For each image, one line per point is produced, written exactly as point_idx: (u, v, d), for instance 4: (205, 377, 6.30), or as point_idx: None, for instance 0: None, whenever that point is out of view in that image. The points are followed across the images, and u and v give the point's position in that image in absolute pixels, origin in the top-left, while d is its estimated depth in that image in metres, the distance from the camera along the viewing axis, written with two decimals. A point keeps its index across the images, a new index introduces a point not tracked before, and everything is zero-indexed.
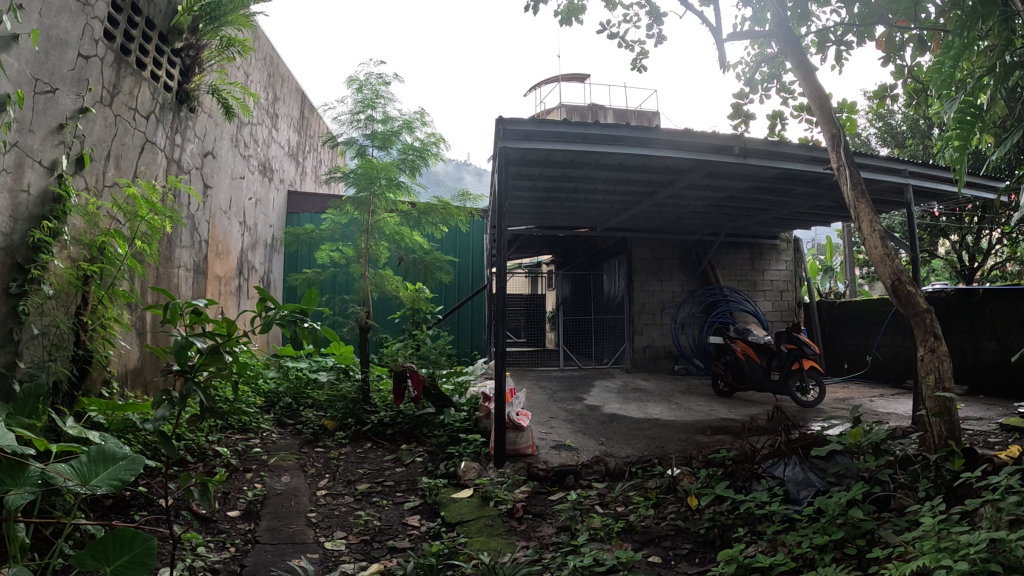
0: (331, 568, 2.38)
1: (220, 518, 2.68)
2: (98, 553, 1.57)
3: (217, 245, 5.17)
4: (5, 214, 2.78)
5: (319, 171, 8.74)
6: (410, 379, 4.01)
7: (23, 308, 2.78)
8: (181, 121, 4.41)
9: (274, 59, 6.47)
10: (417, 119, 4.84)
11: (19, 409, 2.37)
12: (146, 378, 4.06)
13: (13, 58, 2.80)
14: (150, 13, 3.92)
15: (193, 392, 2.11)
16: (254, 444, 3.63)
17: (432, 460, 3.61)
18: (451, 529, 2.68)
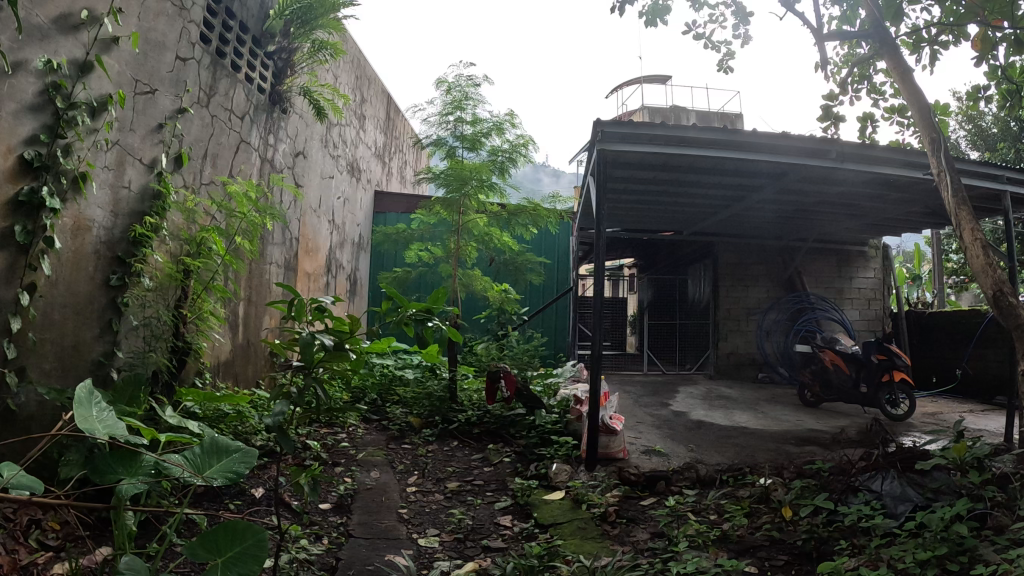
0: (429, 565, 2.60)
1: (314, 510, 3.06)
2: (209, 544, 1.76)
3: (307, 243, 5.57)
4: (105, 209, 3.00)
5: (404, 172, 8.91)
6: (504, 380, 4.25)
7: (124, 300, 3.04)
8: (274, 122, 4.60)
9: (362, 60, 6.55)
10: (507, 121, 4.97)
11: (119, 397, 2.56)
12: (235, 371, 4.47)
13: (114, 60, 2.93)
14: (244, 17, 4.05)
15: (311, 386, 2.51)
16: (342, 438, 4.14)
17: (521, 460, 3.81)
18: (545, 530, 2.81)
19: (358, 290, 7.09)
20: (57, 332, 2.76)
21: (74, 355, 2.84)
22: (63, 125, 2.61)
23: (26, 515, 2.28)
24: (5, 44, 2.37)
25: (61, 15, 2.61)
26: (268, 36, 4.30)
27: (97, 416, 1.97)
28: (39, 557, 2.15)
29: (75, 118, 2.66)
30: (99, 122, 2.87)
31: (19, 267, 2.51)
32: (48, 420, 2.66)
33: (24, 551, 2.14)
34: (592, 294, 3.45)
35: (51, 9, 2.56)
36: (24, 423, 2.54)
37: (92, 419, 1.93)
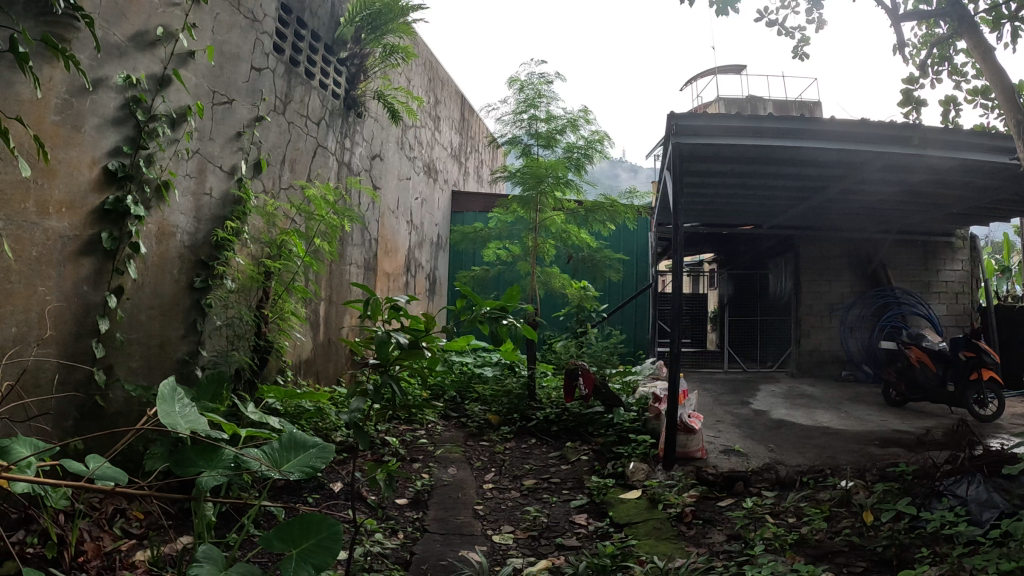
0: (501, 561, 2.63)
1: (391, 505, 3.14)
2: (284, 536, 1.87)
3: (387, 244, 5.70)
4: (189, 215, 3.16)
5: (481, 172, 8.98)
6: (582, 377, 4.18)
7: (207, 301, 3.19)
8: (350, 126, 4.73)
9: (434, 63, 6.64)
10: (581, 117, 4.91)
11: (203, 394, 2.68)
12: (317, 368, 4.63)
13: (191, 73, 3.07)
14: (316, 26, 4.17)
15: (388, 383, 2.52)
16: (422, 436, 4.24)
17: (598, 458, 3.76)
18: (620, 530, 2.79)
19: (438, 289, 7.20)
20: (143, 333, 2.92)
21: (159, 354, 3.00)
22: (144, 137, 2.76)
23: (112, 504, 2.44)
24: (85, 63, 2.53)
25: (137, 33, 2.74)
26: (340, 44, 4.42)
27: (180, 412, 2.06)
28: (122, 545, 2.29)
29: (155, 130, 2.80)
30: (179, 132, 3.02)
31: (107, 271, 2.68)
32: (135, 415, 2.82)
33: (108, 538, 2.29)
34: (671, 291, 3.39)
35: (127, 27, 2.70)
36: (112, 418, 2.71)
37: (176, 415, 2.02)
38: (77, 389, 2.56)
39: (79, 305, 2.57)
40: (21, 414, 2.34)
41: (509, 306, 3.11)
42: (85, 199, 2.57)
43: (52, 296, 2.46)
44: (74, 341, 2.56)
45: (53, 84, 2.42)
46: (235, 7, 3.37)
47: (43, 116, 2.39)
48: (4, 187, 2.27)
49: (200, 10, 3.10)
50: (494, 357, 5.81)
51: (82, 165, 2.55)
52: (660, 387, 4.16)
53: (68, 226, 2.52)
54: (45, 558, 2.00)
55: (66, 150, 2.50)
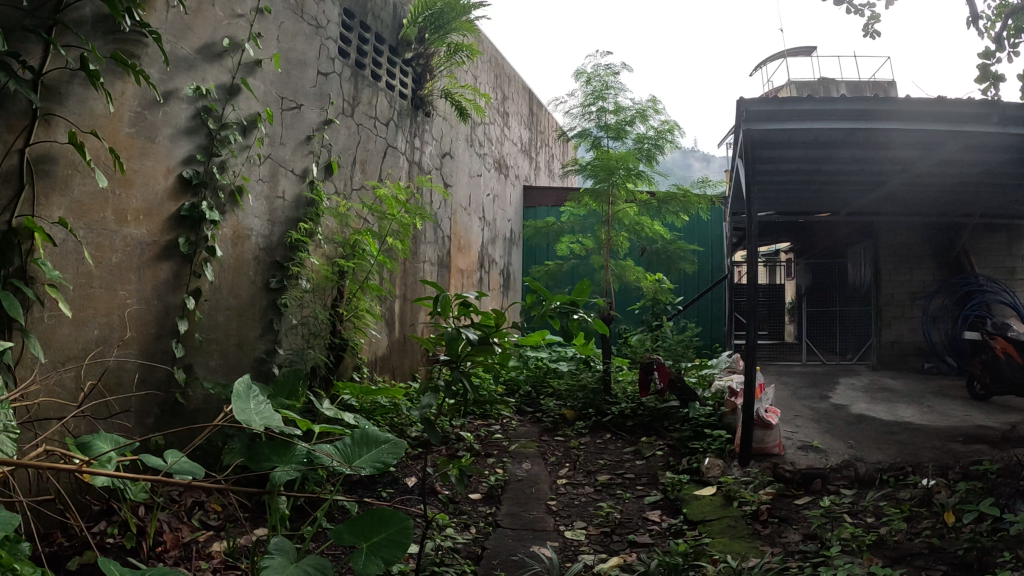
0: (573, 557, 2.62)
1: (464, 500, 3.17)
2: (355, 529, 1.93)
3: (460, 240, 5.76)
4: (263, 218, 3.27)
5: (552, 166, 8.95)
6: (657, 372, 4.15)
7: (283, 301, 3.31)
8: (419, 125, 4.79)
9: (500, 59, 6.66)
10: (650, 107, 4.83)
11: (280, 390, 2.74)
12: (394, 365, 4.73)
13: (259, 81, 3.18)
14: (379, 29, 4.23)
15: (459, 379, 2.56)
16: (497, 431, 4.26)
17: (673, 454, 3.69)
18: (694, 527, 2.73)
19: (512, 285, 7.23)
20: (222, 333, 3.05)
21: (238, 353, 3.12)
22: (216, 144, 2.88)
23: (191, 497, 2.56)
24: (156, 77, 2.65)
25: (205, 45, 2.86)
26: (405, 45, 4.49)
27: (255, 408, 2.15)
28: (199, 536, 2.39)
29: (227, 137, 2.92)
30: (251, 138, 3.14)
31: (185, 274, 2.80)
32: (213, 412, 2.94)
33: (187, 529, 2.40)
34: (748, 281, 3.11)
35: (194, 40, 2.81)
36: (193, 414, 2.84)
37: (250, 411, 2.11)
38: (158, 388, 2.69)
39: (158, 308, 2.70)
40: (105, 411, 2.48)
41: (580, 302, 3.06)
42: (162, 207, 2.70)
43: (132, 300, 2.60)
44: (155, 342, 2.69)
45: (125, 97, 2.54)
46: (299, 15, 3.46)
47: (117, 129, 2.52)
48: (83, 198, 2.40)
49: (264, 19, 3.20)
50: (569, 352, 5.79)
51: (157, 174, 2.68)
52: (734, 381, 4.03)
53: (146, 233, 2.65)
54: (123, 548, 2.12)
55: (141, 161, 2.62)
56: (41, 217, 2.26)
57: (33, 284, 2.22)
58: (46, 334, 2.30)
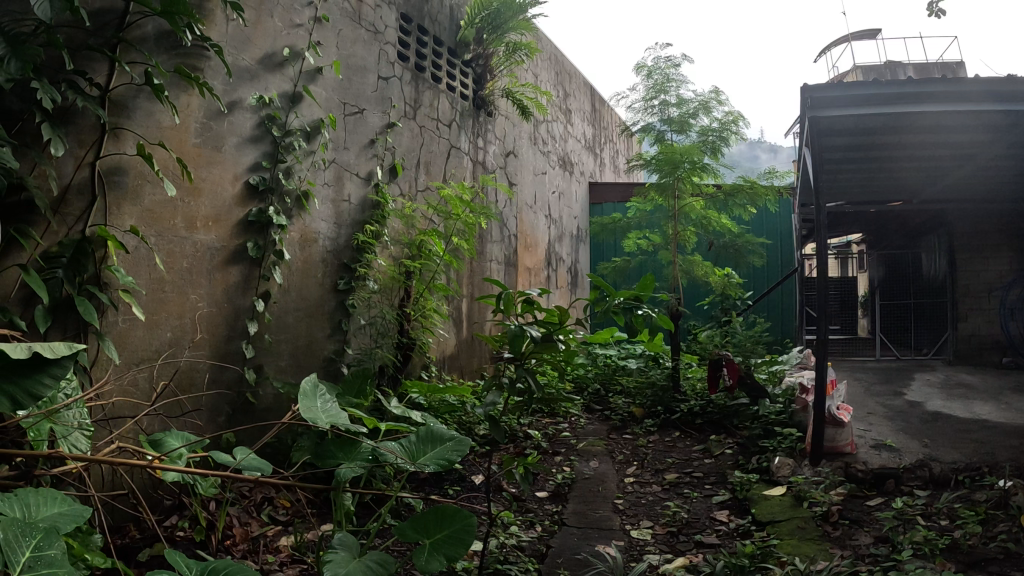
0: (638, 557, 2.58)
1: (531, 498, 3.17)
2: (418, 526, 1.97)
3: (526, 239, 5.78)
4: (329, 221, 3.35)
5: (617, 161, 8.86)
6: (726, 368, 4.09)
7: (351, 302, 3.38)
8: (481, 125, 4.83)
9: (560, 57, 6.63)
10: (713, 98, 4.73)
11: (348, 389, 2.78)
12: (462, 364, 4.77)
13: (321, 88, 3.26)
14: (437, 31, 4.27)
15: (524, 376, 2.57)
16: (565, 428, 4.25)
17: (743, 452, 3.59)
18: (763, 528, 2.66)
19: (579, 282, 7.19)
20: (291, 334, 3.14)
21: (307, 353, 3.21)
22: (281, 151, 2.98)
23: (260, 493, 2.65)
24: (219, 88, 2.75)
25: (266, 55, 2.95)
26: (464, 46, 4.53)
27: (321, 407, 2.21)
28: (268, 530, 2.47)
29: (291, 144, 3.01)
30: (315, 144, 3.22)
31: (254, 277, 2.91)
32: (283, 410, 3.04)
33: (256, 524, 2.49)
34: (817, 274, 3.01)
35: (255, 51, 2.90)
36: (263, 413, 2.94)
37: (316, 410, 2.17)
38: (229, 387, 2.80)
39: (229, 310, 2.81)
40: (178, 409, 2.60)
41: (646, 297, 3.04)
42: (231, 213, 2.81)
43: (203, 303, 2.71)
44: (227, 343, 2.80)
45: (190, 109, 2.65)
46: (357, 21, 3.53)
47: (184, 140, 2.63)
48: (153, 207, 2.52)
49: (324, 28, 3.28)
50: (638, 349, 5.72)
51: (225, 182, 2.78)
52: (806, 377, 3.90)
53: (216, 239, 2.76)
54: (193, 541, 2.22)
55: (208, 169, 2.73)
56: (114, 226, 2.39)
57: (107, 290, 2.35)
58: (120, 337, 2.42)
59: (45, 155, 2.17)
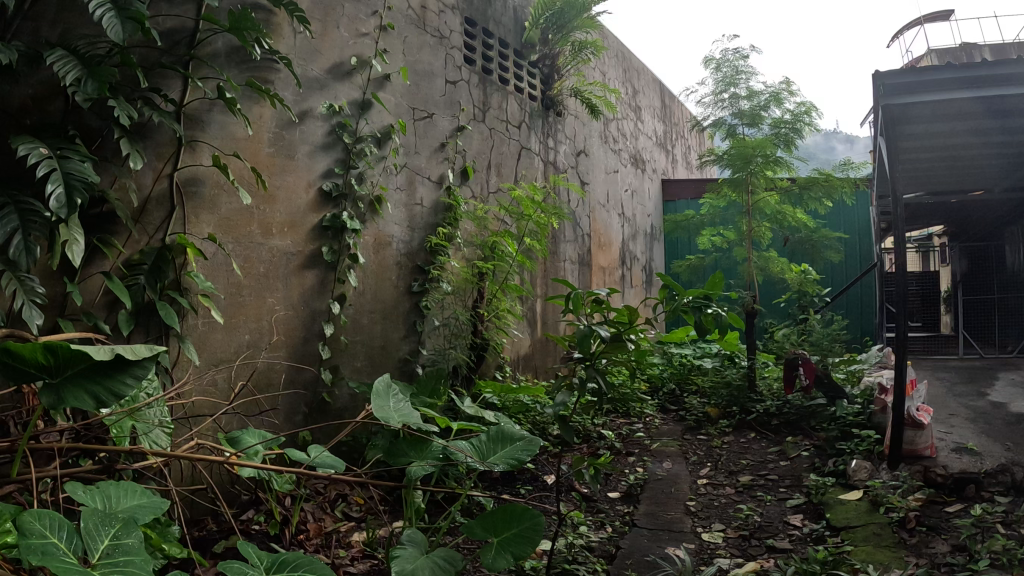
0: (708, 560, 2.52)
1: (602, 498, 3.15)
2: (487, 525, 1.96)
3: (599, 238, 5.74)
4: (402, 225, 3.43)
5: (689, 158, 8.71)
6: (803, 367, 3.95)
7: (425, 303, 3.44)
8: (551, 126, 4.84)
9: (628, 54, 6.57)
10: (784, 89, 4.59)
11: (422, 389, 2.81)
12: (537, 364, 4.80)
13: (389, 94, 3.34)
14: (503, 34, 4.30)
15: (594, 376, 2.52)
16: (639, 429, 4.21)
17: (820, 455, 3.47)
18: (837, 533, 2.57)
19: (654, 280, 7.08)
20: (367, 335, 3.23)
21: (382, 354, 3.29)
22: (353, 157, 3.07)
23: (335, 490, 2.74)
24: (290, 99, 2.86)
25: (334, 65, 3.04)
26: (530, 47, 4.54)
27: (394, 407, 2.21)
28: (341, 526, 2.54)
29: (362, 150, 3.10)
30: (386, 149, 3.30)
31: (329, 281, 3.00)
32: (359, 409, 3.12)
33: (329, 520, 2.56)
34: (896, 269, 2.88)
35: (324, 62, 3.00)
36: (339, 412, 3.03)
37: (389, 409, 2.17)
38: (306, 387, 2.90)
39: (305, 313, 2.91)
40: (256, 408, 2.71)
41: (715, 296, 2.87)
42: (305, 219, 2.91)
43: (280, 306, 2.82)
44: (303, 344, 2.90)
45: (263, 120, 2.76)
46: (423, 28, 3.59)
47: (258, 150, 2.75)
48: (230, 215, 2.64)
49: (390, 35, 3.35)
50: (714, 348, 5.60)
51: (299, 189, 2.89)
52: (886, 376, 3.73)
53: (292, 244, 2.86)
54: (267, 534, 2.32)
55: (282, 177, 2.83)
56: (192, 234, 2.52)
57: (188, 295, 2.48)
58: (201, 339, 2.54)
59: (124, 169, 2.30)
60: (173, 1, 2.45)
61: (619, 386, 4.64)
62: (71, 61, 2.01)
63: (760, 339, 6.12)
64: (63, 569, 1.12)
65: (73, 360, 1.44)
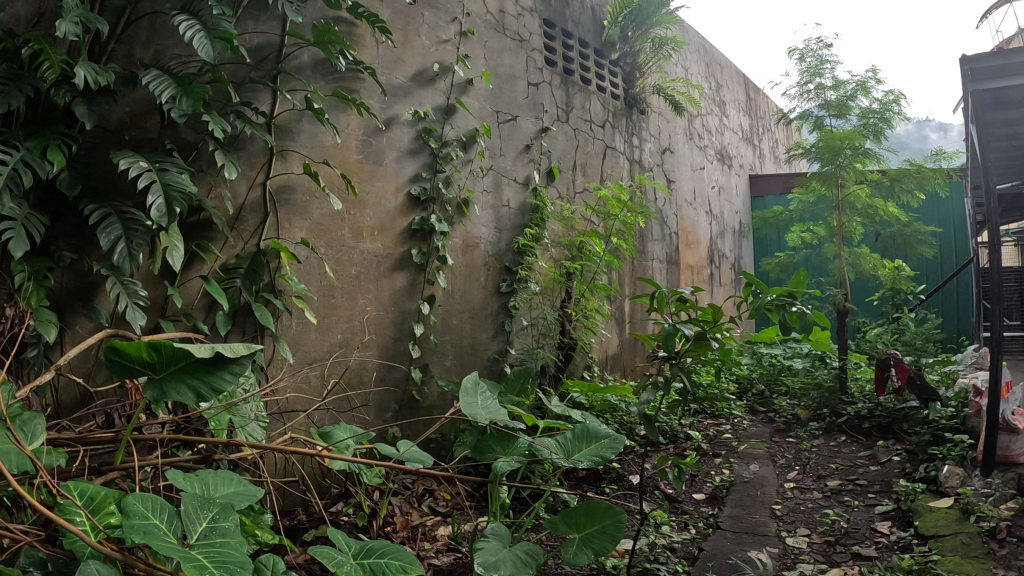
0: (790, 565, 2.46)
1: (686, 499, 3.12)
2: (569, 520, 1.97)
3: (687, 236, 5.66)
4: (490, 226, 3.50)
5: (777, 151, 8.46)
6: (894, 368, 3.73)
7: (512, 303, 3.49)
8: (635, 124, 4.81)
9: (710, 48, 6.44)
10: (871, 77, 4.40)
11: (510, 388, 2.85)
12: (625, 364, 4.77)
13: (473, 99, 3.41)
14: (582, 34, 4.30)
15: (678, 374, 2.43)
16: (726, 430, 4.14)
17: (911, 460, 3.32)
18: (925, 542, 2.46)
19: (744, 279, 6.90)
20: (456, 334, 3.30)
21: (471, 353, 3.35)
22: (440, 161, 3.15)
23: (422, 485, 2.82)
24: (376, 107, 2.96)
25: (418, 72, 3.14)
26: (610, 45, 4.53)
27: (482, 403, 2.16)
28: (427, 520, 2.61)
29: (448, 154, 3.18)
30: (472, 153, 3.37)
31: (419, 282, 3.09)
32: (449, 407, 3.20)
33: (416, 514, 2.64)
34: (989, 266, 2.74)
35: (408, 70, 3.09)
36: (429, 409, 3.11)
37: (477, 406, 2.13)
38: (397, 385, 3.00)
39: (396, 313, 3.01)
40: (347, 405, 2.82)
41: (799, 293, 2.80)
42: (394, 222, 3.01)
43: (371, 307, 2.92)
44: (394, 344, 3.00)
45: (350, 128, 2.87)
46: (502, 32, 3.64)
47: (347, 157, 2.86)
48: (322, 220, 2.76)
49: (470, 41, 3.41)
50: (806, 348, 5.44)
51: (387, 193, 2.99)
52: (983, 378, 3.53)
53: (382, 247, 2.96)
54: (357, 525, 2.42)
55: (372, 183, 2.94)
56: (286, 238, 2.65)
57: (282, 296, 2.61)
58: (295, 338, 2.67)
59: (219, 178, 2.45)
60: (260, 19, 2.58)
61: (706, 386, 4.57)
62: (165, 80, 2.14)
63: (852, 339, 5.89)
64: (163, 547, 1.21)
65: (177, 357, 1.52)
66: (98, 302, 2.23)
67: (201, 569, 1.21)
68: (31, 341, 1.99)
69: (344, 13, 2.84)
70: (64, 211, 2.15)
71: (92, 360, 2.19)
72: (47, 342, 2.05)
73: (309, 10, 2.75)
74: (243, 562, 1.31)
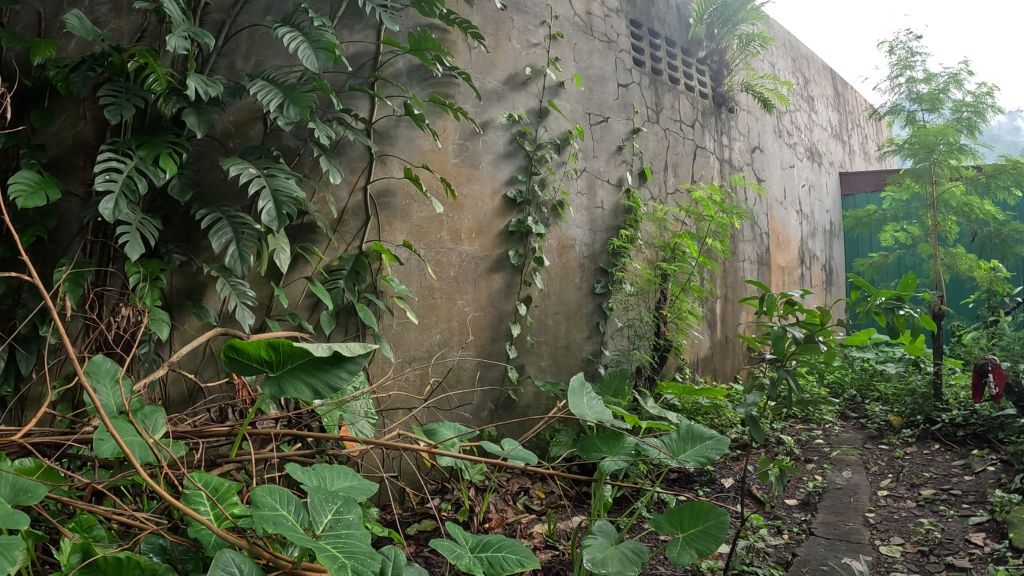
0: (884, 573, 2.39)
1: (779, 504, 3.06)
2: (674, 519, 1.93)
3: (778, 237, 5.55)
4: (585, 228, 3.50)
5: (867, 147, 8.18)
6: (992, 374, 3.48)
7: (607, 304, 3.49)
8: (724, 123, 4.73)
9: (796, 43, 6.29)
10: (963, 69, 4.22)
11: (607, 388, 2.75)
12: (715, 366, 4.70)
13: (565, 101, 3.42)
14: (669, 33, 4.26)
15: (784, 378, 2.45)
16: (818, 436, 4.04)
17: (1008, 470, 3.18)
18: (1021, 555, 2.36)
19: (834, 281, 6.70)
20: (551, 335, 3.31)
21: (567, 354, 3.36)
22: (534, 163, 3.18)
23: (517, 484, 2.85)
24: (471, 111, 3.00)
25: (510, 76, 3.16)
26: (697, 44, 4.47)
27: (588, 403, 2.05)
28: (522, 517, 2.63)
29: (543, 156, 3.21)
30: (566, 155, 3.39)
31: (516, 283, 3.12)
32: (545, 407, 3.22)
33: (511, 511, 2.67)
34: None
35: (500, 74, 3.12)
36: (524, 409, 3.14)
37: (584, 405, 2.02)
38: (495, 384, 3.04)
39: (492, 314, 3.04)
40: (446, 403, 2.88)
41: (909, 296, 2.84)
42: (491, 224, 3.05)
43: (470, 308, 2.97)
44: (491, 344, 3.04)
45: (447, 133, 2.91)
46: (591, 33, 3.63)
47: (445, 161, 2.90)
48: (421, 222, 2.81)
49: (560, 44, 3.42)
50: (899, 352, 5.29)
51: (484, 196, 3.03)
52: None
53: (479, 249, 3.01)
54: (457, 520, 2.47)
55: (468, 186, 2.98)
56: (386, 241, 2.72)
57: (383, 297, 2.67)
58: (396, 338, 2.74)
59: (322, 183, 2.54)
60: (356, 28, 2.66)
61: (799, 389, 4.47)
62: (272, 90, 2.22)
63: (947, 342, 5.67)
64: (294, 537, 1.26)
65: (296, 356, 1.57)
66: (207, 302, 2.33)
67: (333, 559, 1.26)
68: (144, 338, 2.10)
69: (437, 20, 2.90)
70: (174, 216, 2.27)
71: (199, 356, 2.32)
72: (157, 339, 2.16)
73: (404, 18, 2.81)
74: (369, 553, 1.34)
